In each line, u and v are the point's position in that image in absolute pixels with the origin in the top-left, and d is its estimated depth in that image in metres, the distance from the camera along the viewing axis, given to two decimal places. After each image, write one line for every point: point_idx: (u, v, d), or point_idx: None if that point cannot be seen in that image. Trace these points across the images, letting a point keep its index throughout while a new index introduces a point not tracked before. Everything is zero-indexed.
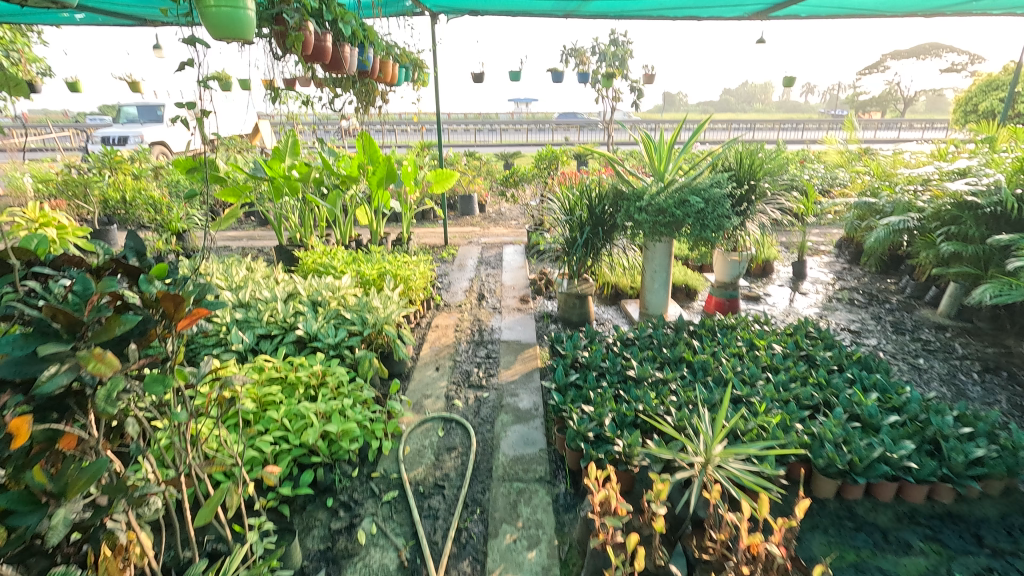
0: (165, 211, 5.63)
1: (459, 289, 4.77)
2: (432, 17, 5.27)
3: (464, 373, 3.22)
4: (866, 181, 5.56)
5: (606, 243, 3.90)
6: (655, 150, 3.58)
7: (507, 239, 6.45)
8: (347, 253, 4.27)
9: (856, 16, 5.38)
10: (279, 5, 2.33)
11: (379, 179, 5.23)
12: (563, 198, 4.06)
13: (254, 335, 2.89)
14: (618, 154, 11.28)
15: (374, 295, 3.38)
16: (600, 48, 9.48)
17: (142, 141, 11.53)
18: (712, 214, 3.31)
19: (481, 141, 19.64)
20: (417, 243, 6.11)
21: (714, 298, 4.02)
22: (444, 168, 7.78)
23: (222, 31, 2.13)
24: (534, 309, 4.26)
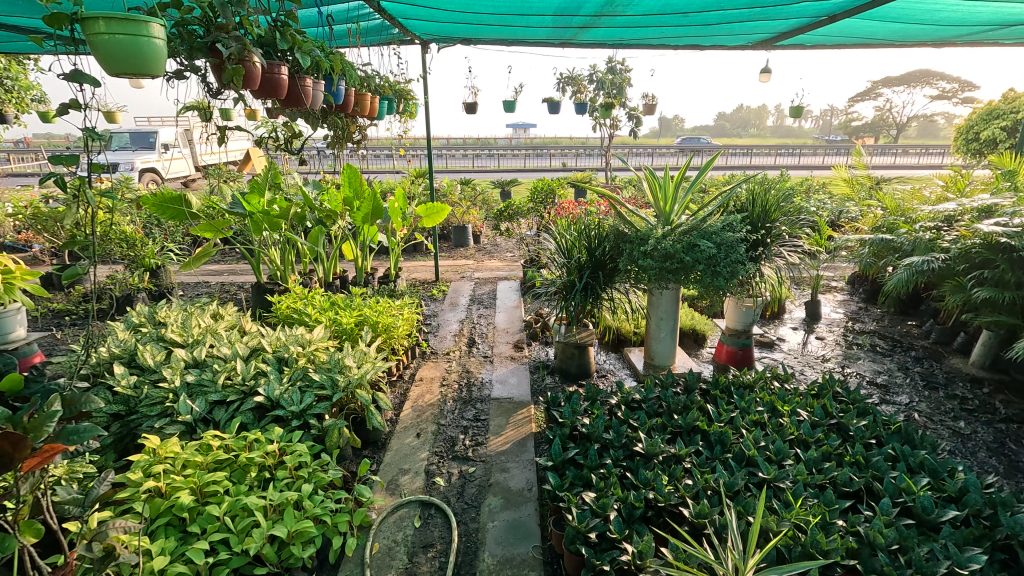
0: (138, 246, 5.32)
1: (448, 333, 4.42)
2: (422, 46, 5.04)
3: (448, 442, 2.84)
4: (878, 215, 5.27)
5: (607, 288, 3.56)
6: (659, 188, 3.29)
7: (502, 273, 6.13)
8: (325, 297, 3.92)
9: (865, 46, 5.18)
10: (215, 33, 2.04)
11: (364, 214, 4.92)
12: (560, 238, 3.75)
13: (207, 403, 2.52)
14: (617, 181, 11.08)
15: (349, 350, 3.01)
16: (598, 76, 9.33)
17: (133, 168, 11.33)
18: (725, 260, 2.99)
19: (479, 166, 19.53)
20: (406, 279, 5.78)
21: (724, 346, 3.69)
22: (437, 198, 7.52)
23: (123, 61, 1.87)
24: (528, 357, 3.90)
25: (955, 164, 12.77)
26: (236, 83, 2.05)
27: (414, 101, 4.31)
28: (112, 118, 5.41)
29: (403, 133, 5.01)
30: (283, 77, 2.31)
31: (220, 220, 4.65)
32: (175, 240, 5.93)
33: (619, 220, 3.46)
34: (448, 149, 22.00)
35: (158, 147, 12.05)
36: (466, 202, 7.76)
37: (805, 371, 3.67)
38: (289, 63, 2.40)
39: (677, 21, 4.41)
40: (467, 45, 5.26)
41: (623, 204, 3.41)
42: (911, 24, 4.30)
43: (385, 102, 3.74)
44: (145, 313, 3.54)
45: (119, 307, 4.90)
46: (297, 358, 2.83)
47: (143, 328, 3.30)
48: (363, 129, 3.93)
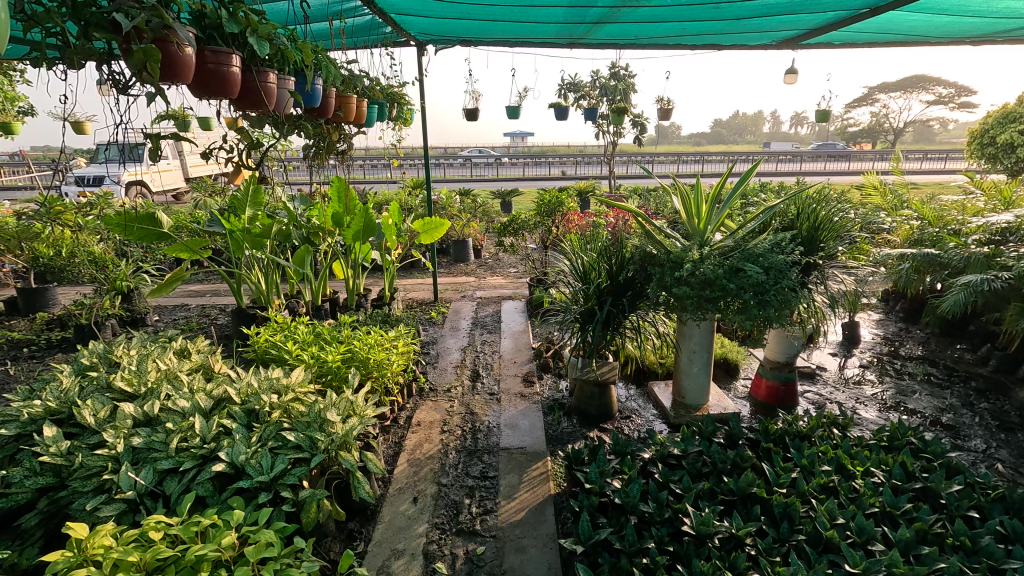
0: (109, 267, 4.86)
1: (448, 363, 3.95)
2: (418, 48, 4.62)
3: (451, 509, 2.37)
4: (915, 227, 4.84)
5: (632, 317, 3.12)
6: (693, 202, 2.85)
7: (506, 292, 5.68)
8: (309, 326, 3.46)
9: (899, 42, 4.77)
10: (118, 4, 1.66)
11: (355, 231, 4.47)
12: (576, 259, 3.31)
13: (154, 473, 2.05)
14: (621, 190, 10.68)
15: (332, 398, 2.56)
16: (601, 82, 8.93)
17: (119, 181, 10.93)
18: (774, 287, 2.56)
19: (477, 176, 19.17)
20: (402, 299, 5.34)
21: (763, 379, 3.24)
22: (435, 210, 7.09)
23: None
24: (540, 394, 3.45)
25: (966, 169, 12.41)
26: (151, 70, 1.66)
27: (407, 108, 3.89)
28: (81, 129, 4.92)
29: (397, 142, 4.58)
30: (231, 70, 1.97)
31: (196, 240, 4.22)
32: (152, 260, 5.48)
33: (644, 239, 3.01)
34: (446, 159, 21.68)
35: (146, 160, 11.63)
36: (465, 215, 7.32)
37: (858, 410, 3.20)
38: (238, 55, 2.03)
39: (700, 17, 4.00)
40: (466, 47, 4.84)
41: (651, 222, 2.97)
42: (958, 17, 3.89)
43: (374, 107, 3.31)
44: (99, 350, 3.08)
45: (85, 336, 4.44)
46: (270, 410, 2.38)
47: (95, 370, 2.84)
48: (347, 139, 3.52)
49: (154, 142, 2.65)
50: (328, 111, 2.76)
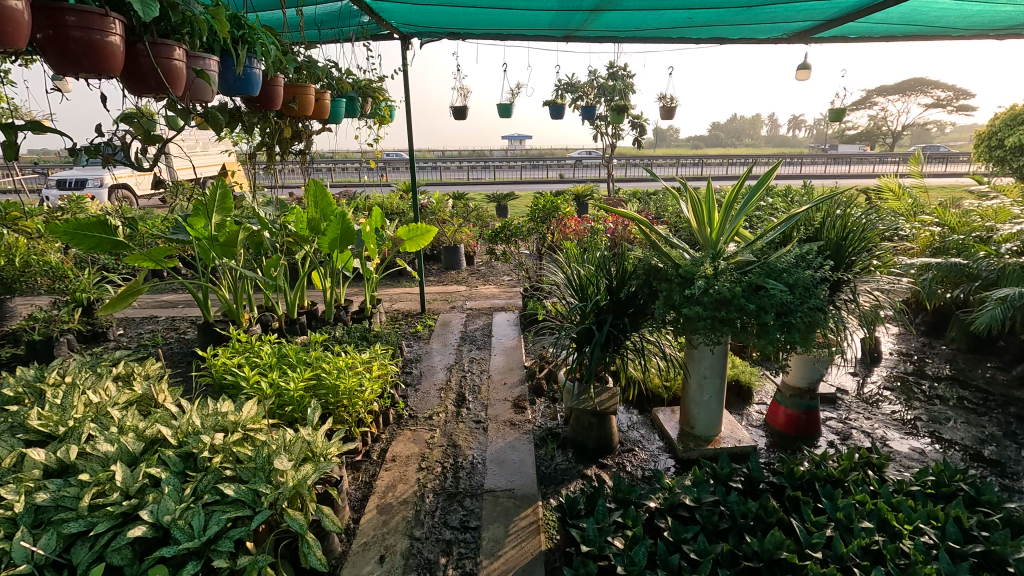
0: (68, 278, 4.50)
1: (431, 385, 3.59)
2: (402, 40, 4.27)
3: (424, 572, 2.02)
4: (937, 234, 4.50)
5: (634, 338, 2.78)
6: (706, 208, 2.51)
7: (498, 302, 5.33)
8: (274, 347, 3.11)
9: (920, 34, 4.44)
10: None
11: (332, 239, 4.11)
12: (573, 273, 2.97)
13: (57, 540, 1.69)
14: (621, 194, 10.34)
15: (287, 437, 2.20)
16: (599, 81, 8.60)
17: (102, 185, 10.54)
18: (800, 308, 2.21)
19: (474, 178, 18.84)
20: (387, 311, 4.99)
21: (781, 408, 2.90)
22: (425, 215, 6.74)
23: None
24: (532, 422, 3.10)
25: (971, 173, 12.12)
26: None
27: (384, 106, 3.68)
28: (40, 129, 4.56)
29: (377, 141, 4.25)
30: (107, 45, 1.72)
31: (158, 249, 3.92)
32: (119, 270, 5.12)
33: (649, 251, 2.67)
34: (442, 162, 21.36)
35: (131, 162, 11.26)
36: (457, 220, 6.97)
37: (889, 443, 2.84)
38: (120, 21, 1.75)
39: (708, 5, 3.66)
40: (454, 40, 4.50)
41: (657, 232, 2.64)
42: (990, 5, 3.57)
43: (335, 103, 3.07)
44: (31, 376, 2.72)
45: (38, 354, 4.07)
46: (210, 453, 2.02)
47: (20, 402, 2.49)
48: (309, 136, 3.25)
49: (7, 135, 2.17)
50: (275, 101, 2.51)
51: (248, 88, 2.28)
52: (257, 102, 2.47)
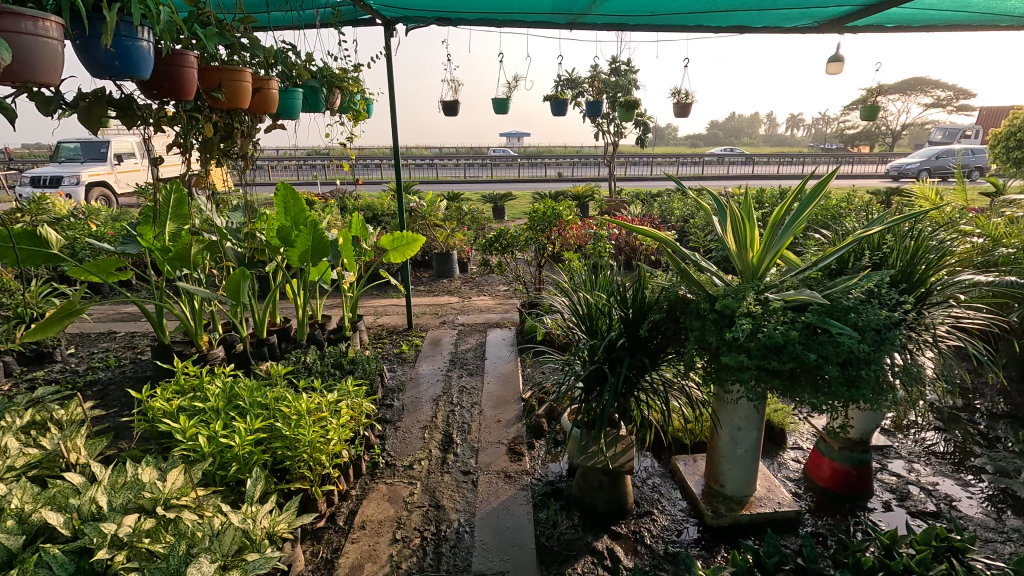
0: (9, 292, 4.00)
1: (414, 422, 3.12)
2: (385, 26, 3.77)
3: None
4: (981, 247, 4.05)
5: (655, 381, 2.30)
6: (746, 223, 2.03)
7: (493, 317, 4.87)
8: (226, 385, 2.63)
9: (966, 23, 3.98)
10: None
11: (302, 251, 3.61)
12: (582, 301, 2.47)
13: None
14: (623, 195, 9.90)
15: (216, 523, 1.72)
16: (601, 77, 8.14)
17: (80, 182, 9.97)
18: (874, 359, 1.74)
19: (470, 177, 18.32)
20: (370, 328, 4.53)
21: (825, 461, 2.45)
22: (415, 219, 6.28)
23: None
24: (530, 474, 2.62)
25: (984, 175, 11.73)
26: None
27: (351, 99, 3.35)
28: None
29: (355, 139, 3.78)
30: None
31: (104, 262, 3.43)
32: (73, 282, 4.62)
33: (676, 278, 2.18)
34: (439, 159, 20.84)
35: (111, 159, 10.72)
36: (450, 224, 6.49)
37: (957, 506, 2.39)
38: None
39: None
40: (444, 27, 4.01)
41: (687, 254, 2.14)
42: None
43: (284, 93, 2.75)
44: None
45: None
46: (109, 553, 1.54)
47: None
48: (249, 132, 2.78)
49: None
50: (185, 91, 2.12)
51: (122, 69, 1.83)
52: (157, 88, 2.05)
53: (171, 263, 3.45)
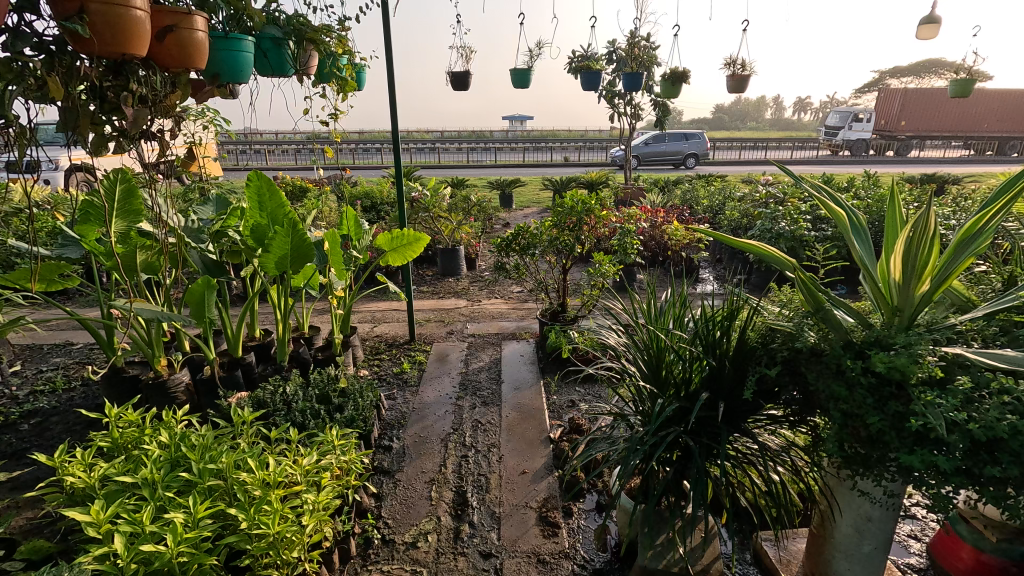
0: None
1: (419, 473, 2.50)
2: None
3: None
4: None
5: (752, 457, 1.66)
6: (889, 220, 1.53)
7: (508, 326, 4.24)
8: (173, 441, 2.02)
9: None
10: None
11: (280, 256, 2.94)
12: (643, 340, 1.84)
13: None
14: (640, 182, 9.20)
15: None
16: (619, 53, 7.39)
17: (57, 168, 9.31)
18: None
19: (473, 162, 17.61)
20: (368, 340, 3.91)
21: (967, 548, 1.82)
22: (418, 210, 5.61)
23: None
24: (572, 559, 2.00)
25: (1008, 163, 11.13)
26: None
27: (332, 62, 2.71)
28: None
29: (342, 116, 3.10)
30: None
31: (36, 268, 2.79)
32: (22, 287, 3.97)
33: (796, 316, 1.53)
34: (440, 143, 19.99)
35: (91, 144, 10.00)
36: (457, 215, 5.80)
37: None
38: None
39: None
40: None
41: (818, 282, 1.48)
42: None
43: (227, 41, 2.18)
44: None
45: None
46: None
47: None
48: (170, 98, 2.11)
49: None
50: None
51: None
52: None
53: (120, 271, 2.81)
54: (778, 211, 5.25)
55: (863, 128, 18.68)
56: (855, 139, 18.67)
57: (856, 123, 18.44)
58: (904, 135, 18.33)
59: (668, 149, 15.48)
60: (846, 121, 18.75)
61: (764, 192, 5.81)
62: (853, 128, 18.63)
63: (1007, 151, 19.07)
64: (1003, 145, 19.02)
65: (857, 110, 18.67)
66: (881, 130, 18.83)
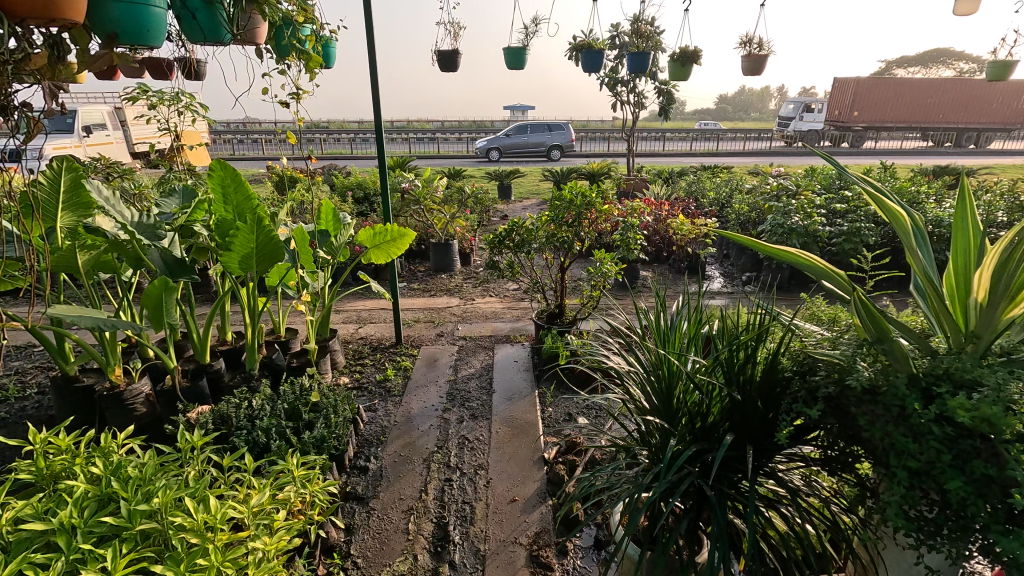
0: None
1: (397, 501, 2.23)
2: None
3: None
4: None
5: (785, 509, 1.37)
6: (960, 225, 1.24)
7: (502, 328, 3.95)
8: (107, 472, 1.75)
9: None
10: None
11: (244, 255, 2.62)
12: (653, 364, 1.56)
13: None
14: (643, 172, 8.87)
15: None
16: (623, 37, 7.05)
17: (42, 157, 9.04)
18: None
19: (472, 151, 17.27)
20: (351, 344, 3.63)
21: None
22: (410, 202, 5.31)
23: None
24: None
25: (1014, 155, 10.73)
26: None
27: (289, 31, 2.43)
28: None
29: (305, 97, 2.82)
30: None
31: None
32: None
33: (851, 347, 1.22)
34: (439, 132, 19.60)
35: (78, 132, 9.71)
36: (451, 207, 5.50)
37: None
38: None
39: None
40: None
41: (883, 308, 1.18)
42: None
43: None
44: None
45: None
46: None
47: None
48: (26, 63, 1.69)
49: None
50: None
51: None
52: None
53: (65, 271, 2.50)
54: (790, 205, 4.93)
55: (813, 120, 18.55)
56: (808, 130, 18.59)
57: (806, 115, 18.46)
58: (857, 126, 17.89)
59: (530, 140, 14.69)
60: (797, 112, 18.87)
61: (775, 184, 5.47)
62: (804, 119, 18.64)
63: (964, 143, 18.38)
64: (958, 136, 18.29)
65: (811, 100, 18.56)
66: (835, 121, 18.32)
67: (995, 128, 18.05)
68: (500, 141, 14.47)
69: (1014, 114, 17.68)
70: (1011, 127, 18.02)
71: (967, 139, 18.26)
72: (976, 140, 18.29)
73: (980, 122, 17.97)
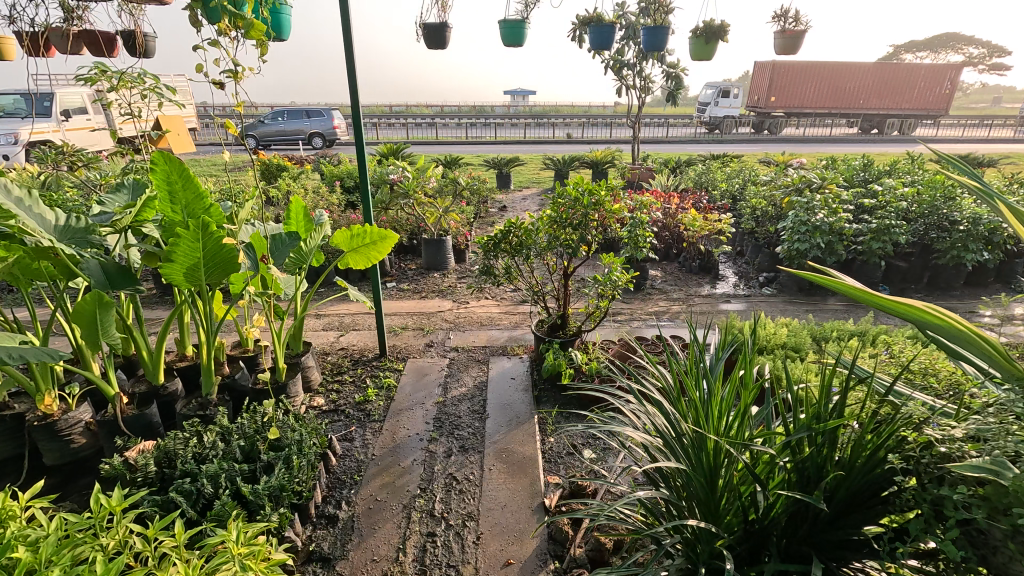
0: None
1: (369, 565, 1.87)
2: None
3: None
4: None
5: None
6: None
7: (498, 337, 3.57)
8: None
9: None
10: None
11: (187, 266, 2.25)
12: (691, 435, 1.19)
13: None
14: (649, 161, 8.42)
15: None
16: (628, 17, 6.57)
17: (18, 141, 8.60)
18: None
19: (470, 137, 16.75)
20: (330, 357, 3.25)
21: None
22: (402, 194, 4.90)
23: None
24: None
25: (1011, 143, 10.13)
26: None
27: None
28: None
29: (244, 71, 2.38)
30: None
31: None
32: None
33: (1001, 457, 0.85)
34: (438, 118, 19.09)
35: (57, 116, 9.27)
36: (445, 200, 5.08)
37: None
38: None
39: None
40: None
41: None
42: None
43: None
44: None
45: None
46: None
47: None
48: None
49: None
50: None
51: None
52: None
53: None
54: (813, 199, 4.50)
55: (730, 105, 17.96)
56: (726, 117, 18.00)
57: (722, 98, 17.67)
58: (776, 111, 17.42)
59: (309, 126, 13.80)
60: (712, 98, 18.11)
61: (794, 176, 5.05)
62: (720, 105, 17.94)
63: (906, 130, 17.74)
64: (884, 124, 17.70)
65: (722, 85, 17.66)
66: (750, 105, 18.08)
67: (914, 115, 17.27)
68: (258, 127, 13.82)
69: (937, 99, 16.90)
70: (936, 114, 17.33)
71: (887, 126, 17.49)
72: (896, 126, 17.62)
73: (898, 108, 17.14)
